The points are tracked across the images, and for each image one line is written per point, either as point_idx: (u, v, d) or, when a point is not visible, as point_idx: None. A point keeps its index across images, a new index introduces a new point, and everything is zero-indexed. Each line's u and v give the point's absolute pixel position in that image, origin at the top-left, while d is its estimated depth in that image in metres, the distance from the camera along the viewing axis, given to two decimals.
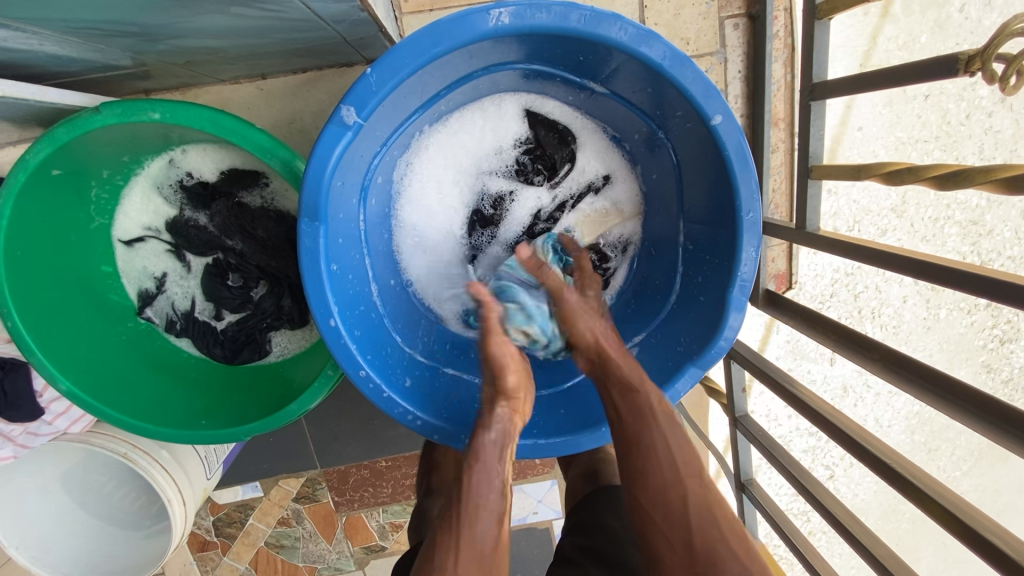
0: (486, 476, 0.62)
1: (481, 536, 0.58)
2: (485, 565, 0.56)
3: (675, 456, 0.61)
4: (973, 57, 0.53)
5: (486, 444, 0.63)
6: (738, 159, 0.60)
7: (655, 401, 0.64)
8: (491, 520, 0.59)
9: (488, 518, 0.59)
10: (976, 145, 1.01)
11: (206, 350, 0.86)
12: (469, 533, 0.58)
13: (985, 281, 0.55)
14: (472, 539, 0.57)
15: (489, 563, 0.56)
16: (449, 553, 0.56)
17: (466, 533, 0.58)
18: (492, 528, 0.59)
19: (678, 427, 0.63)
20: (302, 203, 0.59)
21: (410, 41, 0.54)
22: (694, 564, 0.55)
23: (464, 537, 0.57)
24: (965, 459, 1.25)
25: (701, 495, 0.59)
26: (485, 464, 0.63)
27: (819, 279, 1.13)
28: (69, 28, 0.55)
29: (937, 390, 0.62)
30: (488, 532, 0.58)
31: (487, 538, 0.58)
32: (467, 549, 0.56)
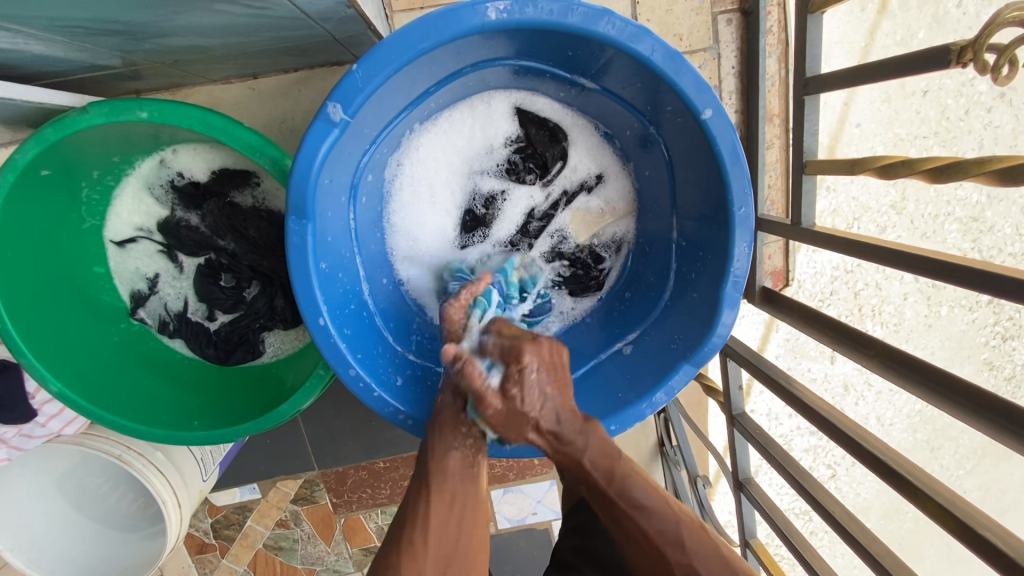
0: (453, 425, 0.62)
1: (454, 483, 0.60)
2: (457, 511, 0.58)
3: (647, 524, 0.58)
4: (965, 48, 0.53)
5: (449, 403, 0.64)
6: (729, 154, 0.59)
7: (606, 482, 0.60)
8: (460, 469, 0.61)
9: (457, 464, 0.61)
10: (975, 140, 0.98)
11: (199, 350, 0.86)
12: (439, 484, 0.59)
13: (984, 274, 0.54)
14: (443, 489, 0.59)
15: (462, 508, 0.59)
16: (421, 506, 0.58)
17: (436, 483, 0.59)
18: (461, 474, 0.61)
19: (642, 493, 0.59)
20: (290, 201, 0.58)
21: (396, 37, 0.54)
22: None
23: (435, 488, 0.59)
24: (968, 458, 1.22)
25: (685, 560, 0.56)
26: (453, 417, 0.63)
27: (819, 278, 1.14)
28: (53, 26, 0.54)
29: (937, 386, 0.61)
30: (457, 478, 0.60)
31: (458, 483, 0.60)
32: (439, 494, 0.59)
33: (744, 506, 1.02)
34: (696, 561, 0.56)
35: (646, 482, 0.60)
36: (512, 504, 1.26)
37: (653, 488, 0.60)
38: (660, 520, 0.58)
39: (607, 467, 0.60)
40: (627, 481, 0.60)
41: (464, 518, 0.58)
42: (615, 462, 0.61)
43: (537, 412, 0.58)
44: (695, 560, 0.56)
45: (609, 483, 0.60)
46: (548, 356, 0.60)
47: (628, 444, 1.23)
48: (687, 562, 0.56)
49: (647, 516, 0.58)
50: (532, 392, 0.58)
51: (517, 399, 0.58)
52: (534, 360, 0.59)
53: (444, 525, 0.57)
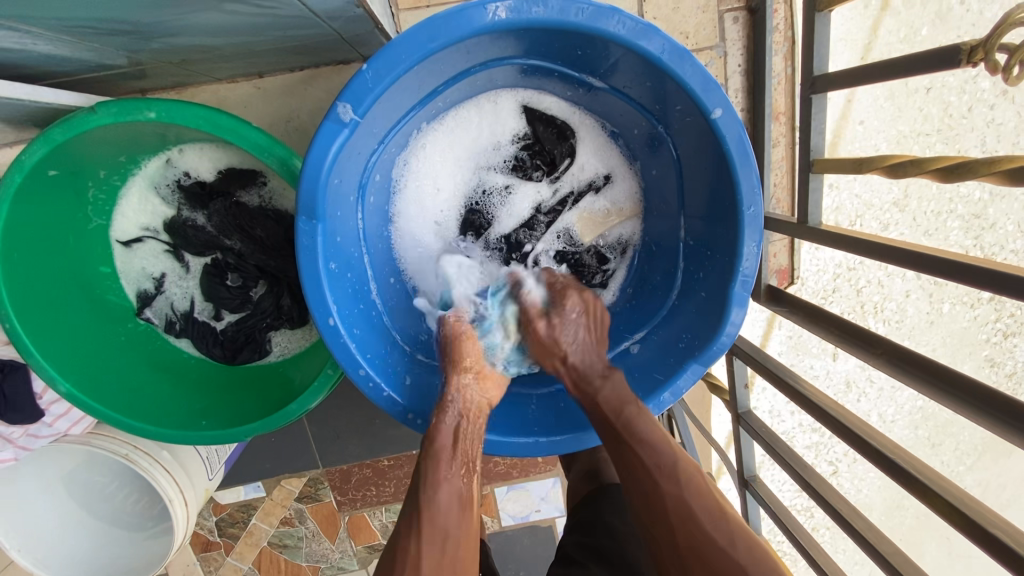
0: (443, 457, 0.62)
1: (445, 515, 0.59)
2: (449, 546, 0.57)
3: (649, 460, 0.59)
4: (977, 47, 0.53)
5: (450, 422, 0.64)
6: (739, 154, 0.59)
7: (614, 416, 0.63)
8: (453, 499, 0.60)
9: (449, 498, 0.60)
10: (977, 138, 0.99)
11: (206, 350, 0.86)
12: (431, 515, 0.58)
13: (991, 272, 0.53)
14: (435, 523, 0.58)
15: (453, 542, 0.57)
16: (411, 539, 0.57)
17: (427, 517, 0.58)
18: (455, 507, 0.60)
19: (644, 427, 0.62)
20: (300, 201, 0.58)
21: (405, 37, 0.54)
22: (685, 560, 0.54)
23: (426, 520, 0.58)
24: (968, 454, 1.22)
25: (677, 491, 0.57)
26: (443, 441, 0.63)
27: (822, 275, 1.13)
28: (62, 26, 0.54)
29: (943, 383, 0.61)
30: (450, 511, 0.59)
31: (448, 514, 0.59)
32: (431, 530, 0.57)
33: (748, 503, 1.02)
34: (692, 498, 0.56)
35: (650, 417, 0.63)
36: (515, 501, 1.26)
37: (656, 425, 0.63)
38: (661, 454, 0.59)
39: (617, 403, 0.64)
40: (633, 414, 0.62)
41: (457, 547, 0.57)
42: (625, 403, 0.64)
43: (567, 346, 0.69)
44: (686, 493, 0.57)
45: (615, 416, 0.63)
46: (586, 305, 0.72)
47: None
48: (679, 498, 0.57)
49: (647, 449, 0.60)
50: (569, 328, 0.70)
51: (557, 329, 0.70)
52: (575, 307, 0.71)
53: (435, 565, 0.55)
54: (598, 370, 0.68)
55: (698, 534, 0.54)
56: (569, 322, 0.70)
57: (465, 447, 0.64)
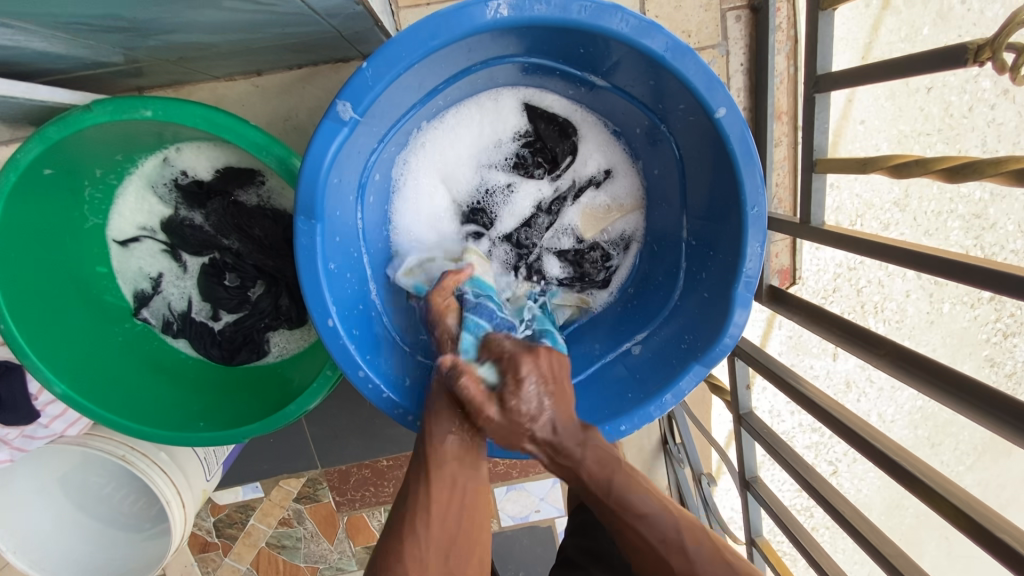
0: (449, 408, 0.61)
1: (453, 465, 0.59)
2: (457, 494, 0.58)
3: (647, 535, 0.54)
4: (983, 46, 0.52)
5: (445, 380, 0.61)
6: (742, 153, 0.59)
7: (602, 492, 0.57)
8: (459, 448, 0.60)
9: (456, 445, 0.60)
10: (978, 138, 0.96)
11: (204, 350, 0.85)
12: (438, 464, 0.58)
13: (993, 273, 0.53)
14: (442, 475, 0.58)
15: (462, 490, 0.58)
16: (420, 488, 0.58)
17: (434, 467, 0.58)
18: (462, 456, 0.60)
19: (639, 501, 0.56)
20: (299, 201, 0.57)
21: (406, 34, 0.53)
22: None
23: (433, 471, 0.58)
24: (968, 454, 1.22)
25: (686, 566, 0.53)
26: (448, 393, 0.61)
27: (822, 274, 1.14)
28: (57, 23, 0.54)
29: (950, 386, 0.60)
30: (458, 459, 0.59)
31: (456, 463, 0.59)
32: (439, 476, 0.58)
33: (749, 504, 1.02)
34: (705, 572, 0.52)
35: (643, 487, 0.57)
36: (514, 502, 1.26)
37: (653, 492, 0.57)
38: (660, 527, 0.54)
39: (603, 478, 0.57)
40: (624, 486, 0.56)
41: (466, 495, 0.58)
42: (613, 473, 0.57)
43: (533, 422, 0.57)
44: (695, 564, 0.53)
45: (605, 493, 0.57)
46: (546, 366, 0.60)
47: (633, 442, 1.23)
48: (687, 569, 0.53)
49: (647, 525, 0.55)
50: (529, 400, 0.57)
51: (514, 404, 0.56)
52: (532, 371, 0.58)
53: (444, 512, 0.57)
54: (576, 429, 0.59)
55: None
56: (531, 391, 0.57)
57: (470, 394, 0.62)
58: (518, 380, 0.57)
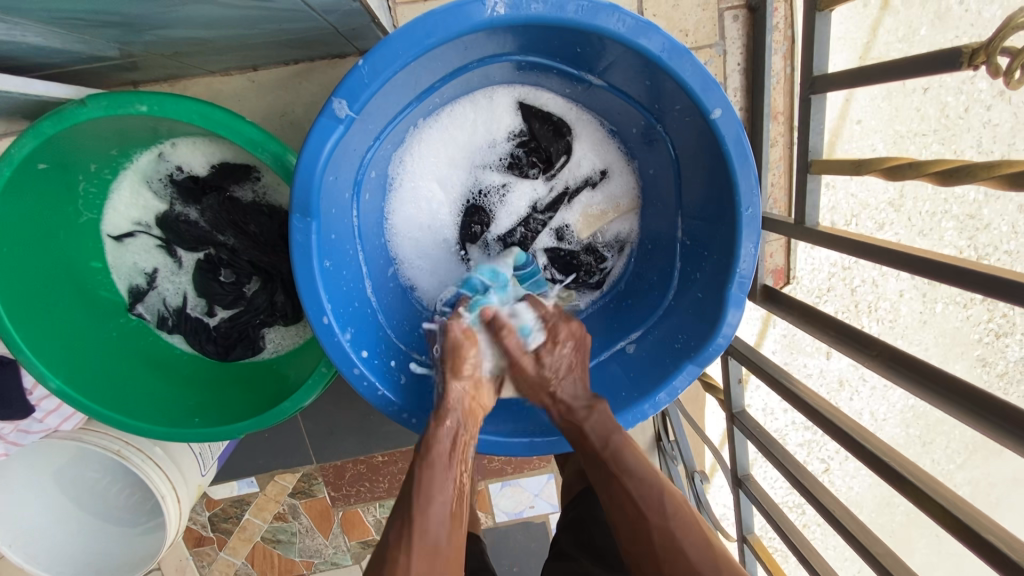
0: (442, 466, 0.62)
1: (438, 526, 0.59)
2: (438, 563, 0.57)
3: (635, 492, 0.60)
4: (978, 50, 0.52)
5: (444, 438, 0.63)
6: (738, 154, 0.59)
7: (601, 446, 0.63)
8: (445, 511, 0.60)
9: (441, 510, 0.60)
10: (974, 138, 0.98)
11: (199, 346, 0.85)
12: (423, 527, 0.58)
13: (985, 277, 0.53)
14: (427, 535, 0.57)
15: (444, 558, 0.57)
16: (403, 553, 0.56)
17: (420, 527, 0.58)
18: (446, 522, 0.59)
19: (632, 460, 0.62)
20: (295, 199, 0.57)
21: (402, 32, 0.53)
22: None
23: (419, 531, 0.57)
24: (958, 453, 1.23)
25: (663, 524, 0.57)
26: (441, 445, 0.63)
27: (816, 274, 1.12)
28: (52, 18, 0.53)
29: (943, 390, 0.60)
30: (441, 525, 0.59)
31: (440, 525, 0.59)
32: (424, 541, 0.57)
33: (741, 502, 1.02)
34: (676, 525, 0.57)
35: (639, 452, 0.63)
36: (509, 497, 1.26)
37: (645, 459, 0.63)
38: (645, 485, 0.60)
39: (604, 432, 0.64)
40: (619, 447, 0.63)
41: (444, 564, 0.57)
42: (612, 435, 0.64)
43: (557, 381, 0.69)
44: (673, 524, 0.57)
45: (602, 446, 0.63)
46: (574, 334, 0.72)
47: None
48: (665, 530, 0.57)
49: (634, 483, 0.60)
50: (559, 359, 0.70)
51: (546, 359, 0.70)
52: (569, 337, 0.72)
53: (426, 573, 0.55)
54: (584, 401, 0.67)
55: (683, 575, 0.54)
56: (564, 355, 0.71)
57: (458, 453, 0.64)
58: (558, 339, 0.71)
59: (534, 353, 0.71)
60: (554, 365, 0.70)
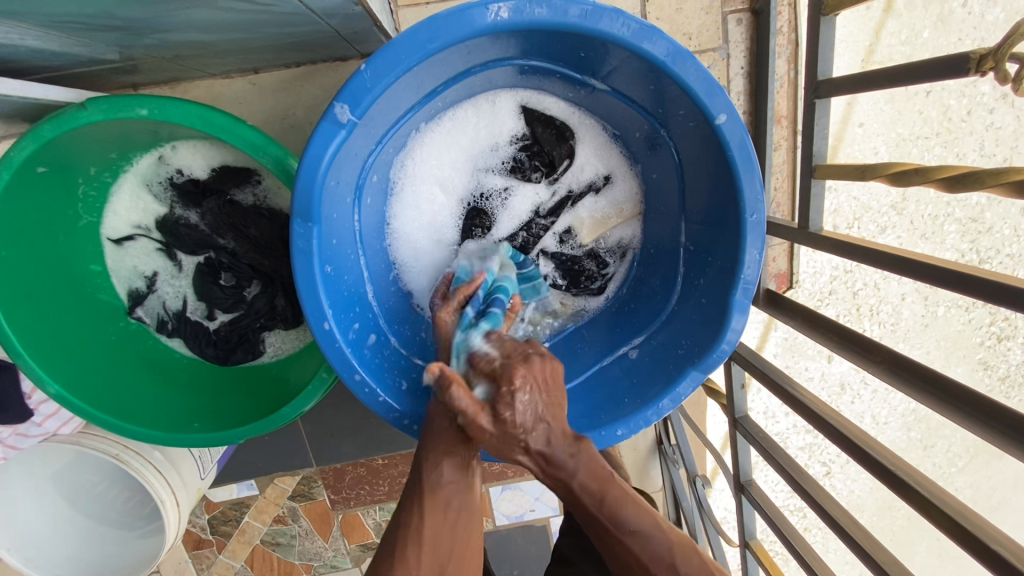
0: (450, 436, 0.57)
1: (450, 489, 0.56)
2: (452, 523, 0.55)
3: (642, 553, 0.53)
4: (986, 56, 0.51)
5: (451, 407, 0.59)
6: (742, 160, 0.58)
7: (596, 505, 0.54)
8: (456, 479, 0.57)
9: (453, 476, 0.57)
10: (976, 142, 0.97)
11: (199, 350, 0.85)
12: (434, 490, 0.55)
13: (991, 284, 0.52)
14: (440, 496, 0.55)
15: (458, 519, 0.55)
16: (414, 517, 0.54)
17: (432, 493, 0.56)
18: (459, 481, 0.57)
19: (631, 515, 0.54)
20: (296, 204, 0.57)
21: (405, 36, 0.52)
22: None
23: (430, 501, 0.55)
24: (960, 457, 1.22)
25: None
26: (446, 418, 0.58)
27: (819, 277, 1.14)
28: (52, 22, 0.53)
29: (947, 396, 0.59)
30: (456, 484, 0.57)
31: (455, 491, 0.56)
32: (435, 502, 0.55)
33: (743, 507, 1.02)
34: None
35: (639, 502, 0.55)
36: (510, 501, 1.26)
37: (645, 506, 0.55)
38: (653, 543, 0.53)
39: (597, 489, 0.54)
40: (618, 501, 0.54)
41: (460, 524, 0.55)
42: (607, 486, 0.55)
43: (529, 434, 0.52)
44: None
45: (598, 505, 0.54)
46: (540, 374, 0.54)
47: (627, 444, 1.23)
48: None
49: (640, 542, 0.54)
50: (525, 412, 0.51)
51: (511, 417, 0.51)
52: (527, 382, 0.52)
53: (439, 537, 0.54)
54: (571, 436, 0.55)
55: None
56: (528, 402, 0.52)
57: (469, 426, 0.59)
58: (513, 389, 0.51)
59: (492, 407, 0.51)
60: (521, 419, 0.51)
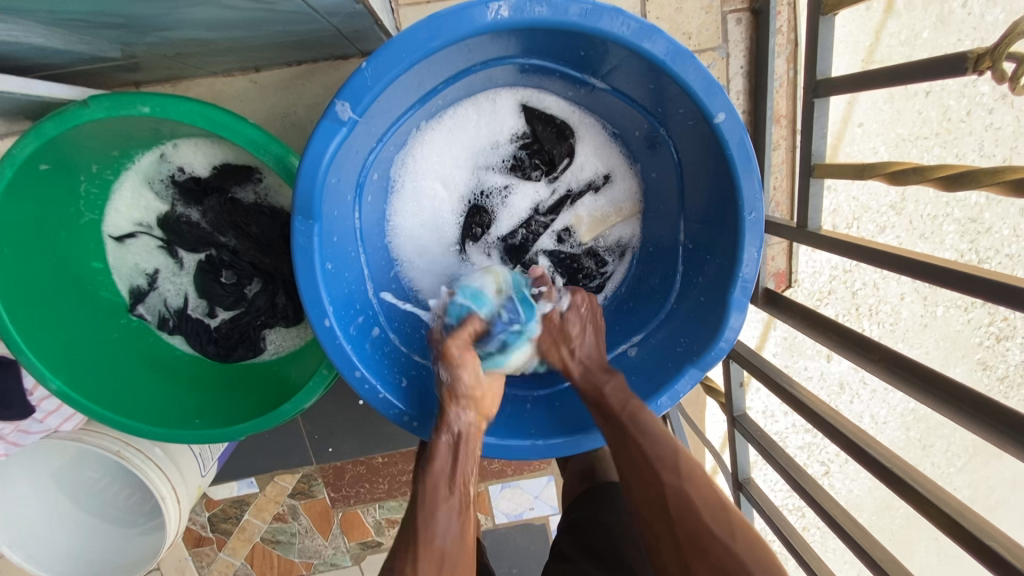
0: (441, 480, 0.62)
1: (443, 537, 0.59)
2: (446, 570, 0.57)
3: (651, 452, 0.62)
4: (983, 56, 0.52)
5: (445, 446, 0.63)
6: (741, 159, 0.59)
7: (619, 407, 0.66)
8: (450, 524, 0.60)
9: (445, 522, 0.60)
10: (976, 142, 0.99)
11: (200, 347, 0.85)
12: (428, 540, 0.58)
13: (989, 283, 0.53)
14: (433, 543, 0.58)
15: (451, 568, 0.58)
16: (409, 565, 0.56)
17: (425, 542, 0.58)
18: (451, 532, 0.59)
19: (646, 418, 0.65)
20: (296, 201, 0.57)
21: (406, 35, 0.53)
22: (683, 549, 0.57)
23: (424, 547, 0.57)
24: (959, 456, 1.23)
25: (679, 483, 0.60)
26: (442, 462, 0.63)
27: (818, 277, 1.11)
28: (55, 19, 0.53)
29: (944, 395, 0.60)
30: (448, 535, 0.59)
31: (449, 540, 0.59)
32: (429, 553, 0.57)
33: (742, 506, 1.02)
34: (692, 487, 0.59)
35: (653, 413, 0.66)
36: (509, 499, 1.26)
37: (659, 420, 0.66)
38: (661, 446, 0.63)
39: (621, 396, 0.67)
40: (638, 407, 0.65)
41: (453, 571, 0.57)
42: (630, 397, 0.67)
43: (577, 339, 0.72)
44: (687, 483, 0.60)
45: (621, 409, 0.66)
46: (590, 304, 0.74)
47: None
48: (680, 488, 0.60)
49: (649, 442, 0.63)
50: (577, 319, 0.72)
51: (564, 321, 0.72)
52: (583, 304, 0.73)
53: None
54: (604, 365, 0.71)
55: (696, 525, 0.57)
56: (581, 315, 0.73)
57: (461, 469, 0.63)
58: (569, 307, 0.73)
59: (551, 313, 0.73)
60: (574, 326, 0.72)
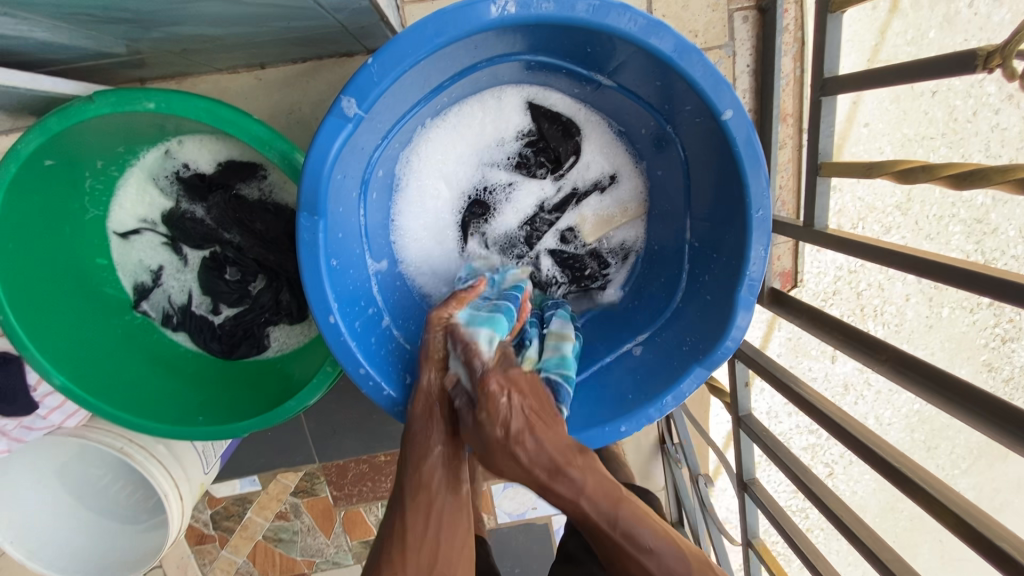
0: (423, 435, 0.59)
1: (434, 485, 0.57)
2: (443, 517, 0.56)
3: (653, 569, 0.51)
4: (993, 53, 0.51)
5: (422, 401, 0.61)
6: (748, 157, 0.58)
7: (609, 525, 0.52)
8: (438, 473, 0.58)
9: (436, 467, 0.58)
10: (982, 143, 0.97)
11: (204, 344, 0.85)
12: (418, 488, 0.57)
13: (998, 281, 0.52)
14: (425, 492, 0.57)
15: (444, 515, 0.56)
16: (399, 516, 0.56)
17: (413, 491, 0.57)
18: (441, 484, 0.57)
19: (646, 533, 0.52)
20: (302, 197, 0.57)
21: (413, 30, 0.53)
22: None
23: (415, 495, 0.56)
24: (964, 458, 1.22)
25: None
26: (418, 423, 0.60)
27: (822, 277, 1.12)
28: (61, 14, 0.53)
29: (951, 394, 0.59)
30: (437, 483, 0.57)
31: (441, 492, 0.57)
32: (419, 504, 0.56)
33: (746, 506, 1.01)
34: None
35: (653, 520, 0.53)
36: (512, 498, 1.26)
37: (660, 525, 0.53)
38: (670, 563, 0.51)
39: (611, 510, 0.52)
40: (631, 521, 0.52)
41: (444, 519, 0.56)
42: (618, 502, 0.53)
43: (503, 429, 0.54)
44: None
45: (612, 526, 0.52)
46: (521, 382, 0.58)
47: (629, 442, 1.23)
48: None
49: (653, 559, 0.51)
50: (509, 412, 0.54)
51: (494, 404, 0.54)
52: (505, 386, 0.56)
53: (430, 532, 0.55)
54: (572, 454, 0.53)
55: None
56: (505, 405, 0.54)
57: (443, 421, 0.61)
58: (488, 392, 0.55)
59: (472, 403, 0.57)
60: (494, 414, 0.54)
